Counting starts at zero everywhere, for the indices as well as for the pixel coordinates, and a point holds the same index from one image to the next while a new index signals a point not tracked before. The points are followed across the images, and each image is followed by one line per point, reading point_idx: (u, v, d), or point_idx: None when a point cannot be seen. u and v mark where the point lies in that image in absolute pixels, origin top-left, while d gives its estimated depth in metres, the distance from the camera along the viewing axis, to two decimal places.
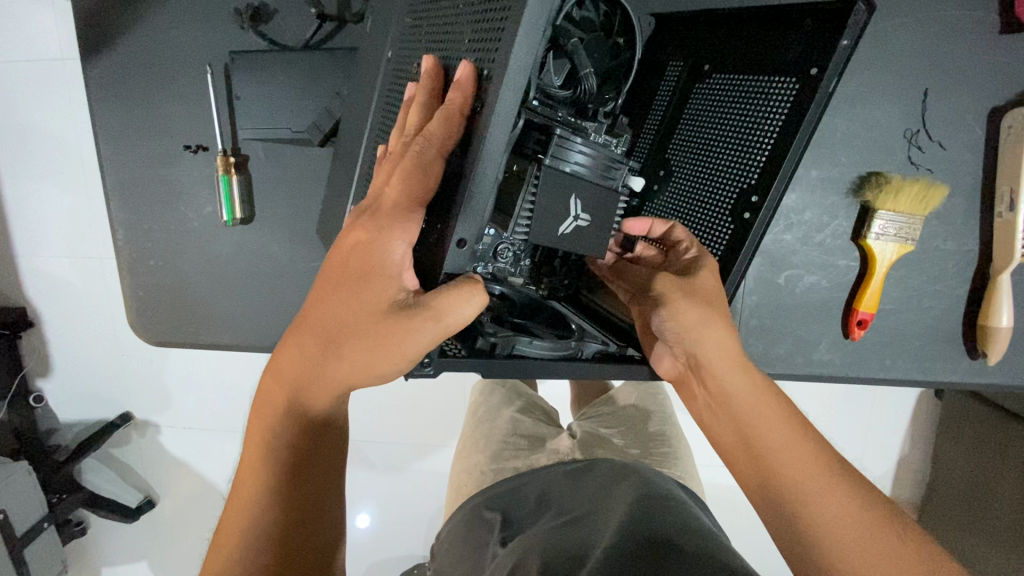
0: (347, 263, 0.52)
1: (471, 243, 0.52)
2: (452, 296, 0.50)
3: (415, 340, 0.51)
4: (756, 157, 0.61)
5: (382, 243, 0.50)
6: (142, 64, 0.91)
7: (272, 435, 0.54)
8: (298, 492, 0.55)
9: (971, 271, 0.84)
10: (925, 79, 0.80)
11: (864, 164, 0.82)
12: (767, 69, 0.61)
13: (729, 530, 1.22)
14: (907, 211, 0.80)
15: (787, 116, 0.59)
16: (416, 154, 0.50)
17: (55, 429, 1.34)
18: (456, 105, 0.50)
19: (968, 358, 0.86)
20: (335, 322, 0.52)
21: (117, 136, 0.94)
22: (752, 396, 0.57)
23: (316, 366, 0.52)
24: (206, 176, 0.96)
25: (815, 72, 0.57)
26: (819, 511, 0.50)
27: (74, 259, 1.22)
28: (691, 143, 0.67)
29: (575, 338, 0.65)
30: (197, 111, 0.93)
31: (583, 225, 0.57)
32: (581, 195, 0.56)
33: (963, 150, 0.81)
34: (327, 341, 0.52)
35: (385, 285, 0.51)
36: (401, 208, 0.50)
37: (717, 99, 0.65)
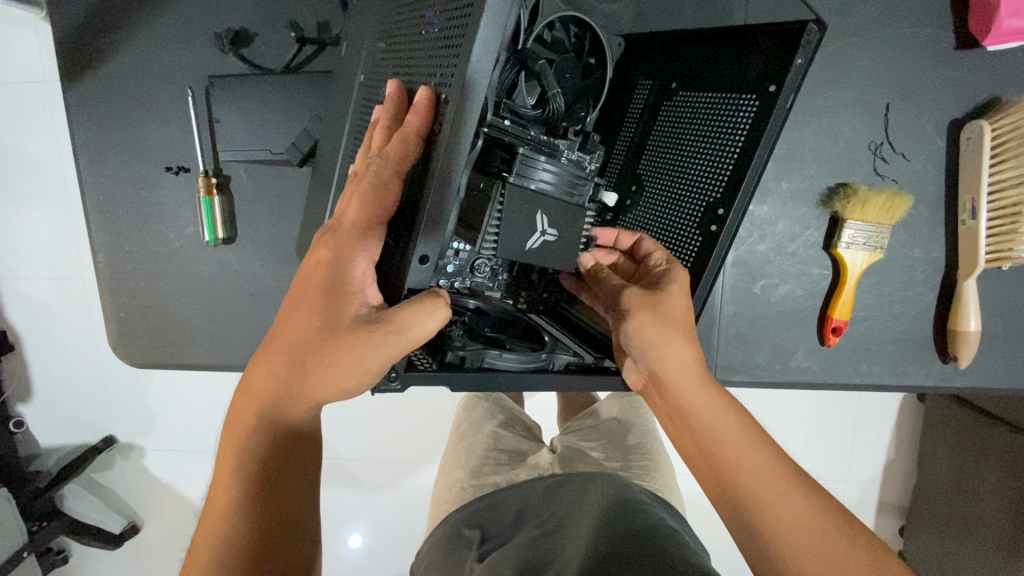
0: (313, 280, 0.52)
1: (433, 260, 0.52)
2: (413, 311, 0.50)
3: (378, 355, 0.51)
4: (722, 171, 0.62)
5: (346, 259, 0.51)
6: (123, 88, 0.92)
7: (242, 450, 0.54)
8: (271, 506, 0.54)
9: (939, 277, 0.86)
10: (885, 93, 0.83)
11: (831, 175, 0.85)
12: (730, 86, 0.63)
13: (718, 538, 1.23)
14: (875, 220, 0.82)
15: (748, 131, 0.60)
16: (375, 176, 0.51)
17: (34, 454, 1.32)
18: (413, 127, 0.51)
19: (940, 362, 0.88)
20: (299, 339, 0.52)
21: (98, 160, 0.95)
22: (698, 399, 0.58)
23: (283, 381, 0.52)
24: (188, 198, 0.96)
25: (773, 88, 0.58)
26: (774, 517, 0.51)
27: (56, 282, 1.21)
28: (661, 158, 0.69)
29: (547, 350, 0.66)
30: (179, 134, 0.93)
31: (550, 240, 0.58)
32: (547, 211, 0.57)
33: (926, 160, 0.84)
34: (292, 357, 0.52)
35: (350, 300, 0.52)
36: (361, 226, 0.51)
37: (684, 116, 0.67)
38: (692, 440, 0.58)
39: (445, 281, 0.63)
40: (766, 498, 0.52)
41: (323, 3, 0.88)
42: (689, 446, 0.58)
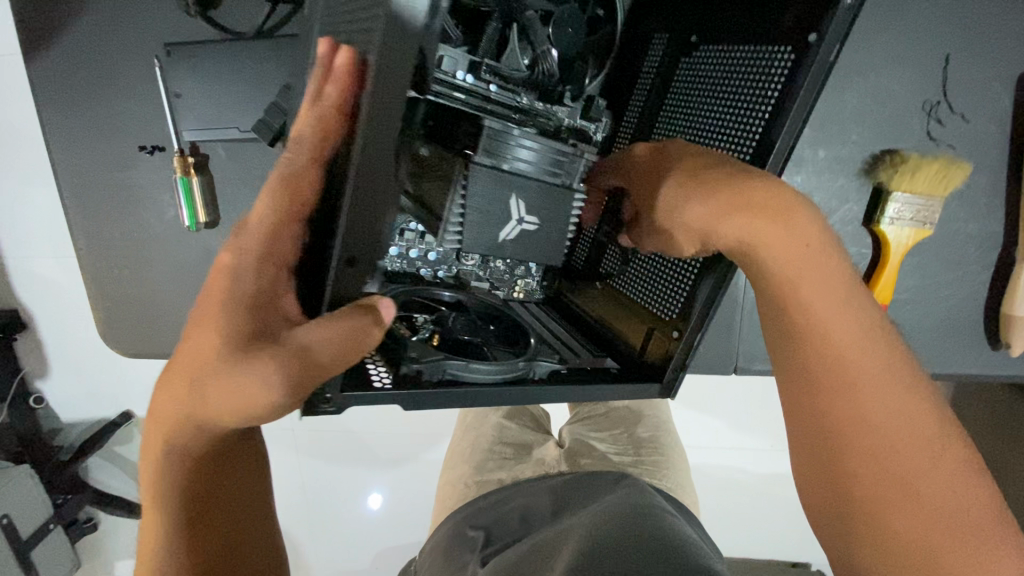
0: (218, 288, 0.40)
1: (363, 265, 0.39)
2: (327, 332, 0.38)
3: (297, 373, 0.38)
4: (745, 143, 0.51)
5: (254, 270, 0.40)
6: (88, 58, 0.84)
7: (155, 488, 0.44)
8: (215, 526, 0.47)
9: (995, 254, 0.77)
10: (945, 43, 0.71)
11: (875, 141, 0.74)
12: (757, 37, 0.50)
13: (735, 515, 1.20)
14: (926, 192, 0.72)
15: (779, 94, 0.47)
16: (289, 162, 0.41)
17: (58, 429, 1.30)
18: (332, 98, 0.38)
19: (991, 347, 0.80)
20: (200, 358, 0.40)
21: (67, 139, 0.88)
22: (877, 386, 0.44)
23: (187, 410, 0.41)
24: (165, 179, 0.89)
25: (812, 37, 0.45)
26: (867, 395, 0.44)
27: (60, 261, 1.14)
28: (676, 125, 0.58)
29: (525, 357, 0.55)
30: (150, 109, 0.86)
31: (530, 229, 0.52)
32: (525, 197, 0.50)
33: (988, 121, 0.73)
34: (193, 380, 0.40)
35: (257, 317, 0.40)
36: (271, 228, 0.41)
37: (704, 76, 0.56)
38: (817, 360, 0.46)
39: (428, 269, 0.61)
40: (868, 400, 0.44)
41: None
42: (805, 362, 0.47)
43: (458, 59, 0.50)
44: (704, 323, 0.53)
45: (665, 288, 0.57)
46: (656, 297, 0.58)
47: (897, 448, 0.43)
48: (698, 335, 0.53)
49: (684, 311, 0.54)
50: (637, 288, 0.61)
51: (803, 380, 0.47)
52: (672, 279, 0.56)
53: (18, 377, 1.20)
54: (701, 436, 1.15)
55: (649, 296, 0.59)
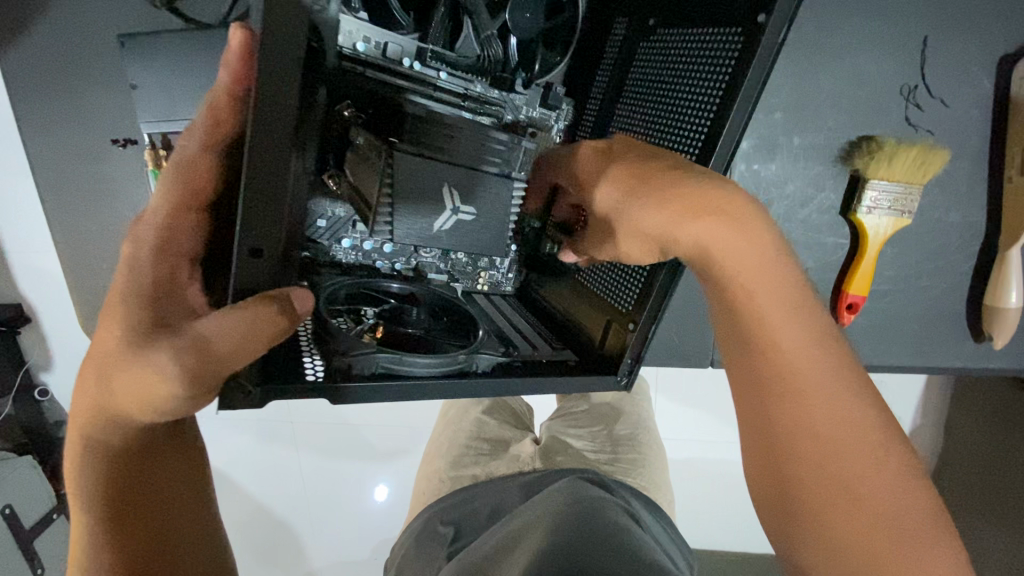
0: (119, 281, 0.41)
1: (272, 252, 0.40)
2: (223, 323, 0.37)
3: (198, 368, 0.37)
4: (696, 129, 0.48)
5: (157, 257, 0.42)
6: (59, 52, 0.84)
7: (77, 485, 0.43)
8: (143, 539, 0.44)
9: (978, 244, 0.75)
10: (923, 24, 0.68)
11: (852, 127, 0.72)
12: (711, 17, 0.47)
13: (723, 508, 1.19)
14: (905, 179, 0.70)
15: (729, 77, 0.45)
16: (183, 152, 0.43)
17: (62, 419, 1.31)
18: (223, 83, 0.41)
19: (973, 341, 0.78)
20: (103, 349, 0.40)
21: (42, 134, 0.88)
22: (829, 398, 0.41)
23: (97, 400, 0.41)
24: (139, 172, 0.89)
25: (762, 16, 0.42)
26: (815, 405, 0.41)
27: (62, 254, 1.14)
28: (633, 112, 0.56)
29: (467, 349, 0.53)
30: (121, 102, 0.85)
31: (466, 219, 0.51)
32: (456, 184, 0.49)
33: (968, 106, 0.70)
34: (99, 371, 0.40)
35: (159, 305, 0.40)
36: (168, 216, 0.43)
37: (660, 60, 0.53)
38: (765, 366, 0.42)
39: (384, 262, 0.59)
40: (819, 409, 0.41)
41: None
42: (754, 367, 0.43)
43: (405, 45, 0.50)
44: (660, 313, 0.52)
45: (621, 278, 0.56)
46: (613, 289, 0.57)
47: (846, 464, 0.40)
48: (649, 325, 0.53)
49: (640, 301, 0.53)
50: (597, 279, 0.59)
51: (750, 376, 0.43)
52: (628, 270, 0.55)
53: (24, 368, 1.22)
54: (686, 429, 1.13)
55: (608, 287, 0.58)
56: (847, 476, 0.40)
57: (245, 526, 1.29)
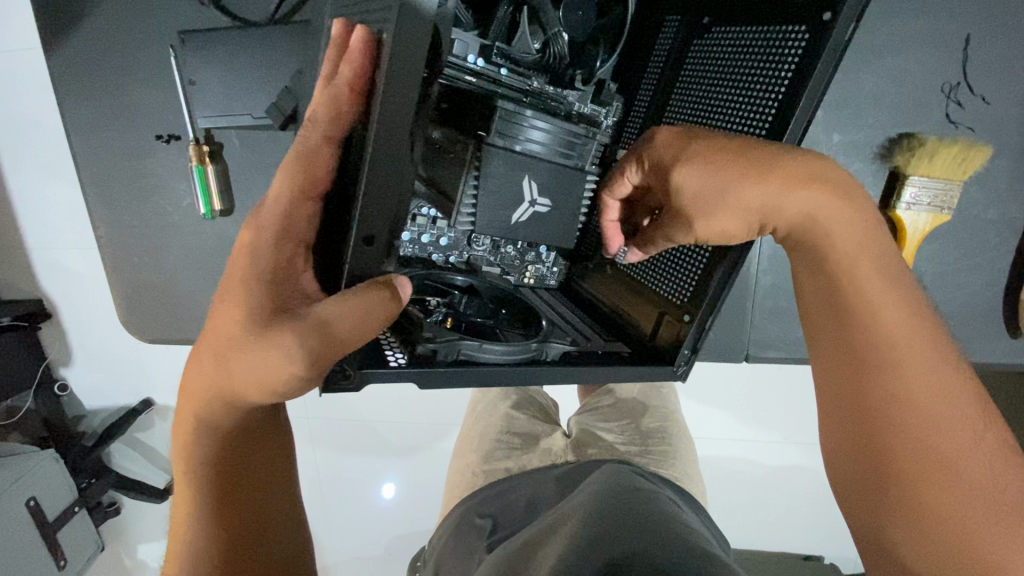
0: (236, 269, 0.43)
1: (382, 241, 0.42)
2: (349, 307, 0.40)
3: (315, 355, 0.40)
4: (758, 126, 0.49)
5: (274, 245, 0.43)
6: (109, 49, 0.86)
7: (184, 457, 0.47)
8: (240, 506, 0.49)
9: (1016, 240, 0.75)
10: (966, 23, 0.69)
11: (892, 125, 0.72)
12: (771, 16, 0.48)
13: (747, 504, 1.20)
14: (943, 176, 0.71)
15: (793, 73, 0.46)
16: (302, 141, 0.43)
17: (81, 416, 1.34)
18: (347, 80, 0.41)
19: (1010, 337, 0.78)
20: (221, 335, 0.42)
21: (88, 130, 0.90)
22: (925, 366, 0.42)
23: (211, 383, 0.43)
24: (181, 167, 0.91)
25: (829, 16, 0.43)
26: (911, 372, 0.42)
27: (83, 249, 1.16)
28: (685, 108, 0.56)
29: (537, 339, 0.56)
30: (166, 99, 0.87)
31: (542, 211, 0.54)
32: (537, 177, 0.53)
33: (1010, 104, 0.71)
34: (217, 355, 0.42)
35: (277, 290, 0.42)
36: (285, 206, 0.43)
37: (715, 57, 0.54)
38: (858, 335, 0.44)
39: (440, 256, 0.60)
40: (914, 377, 0.42)
41: None
42: (847, 337, 0.45)
43: (469, 42, 0.49)
44: (716, 305, 0.53)
45: (674, 272, 0.57)
46: (665, 283, 0.58)
47: (942, 432, 0.41)
48: (706, 316, 0.54)
49: (695, 297, 0.54)
50: (651, 270, 0.60)
51: (845, 352, 0.45)
52: (683, 263, 0.56)
53: (42, 364, 1.24)
54: (712, 424, 1.14)
55: (660, 280, 0.59)
56: (945, 442, 0.40)
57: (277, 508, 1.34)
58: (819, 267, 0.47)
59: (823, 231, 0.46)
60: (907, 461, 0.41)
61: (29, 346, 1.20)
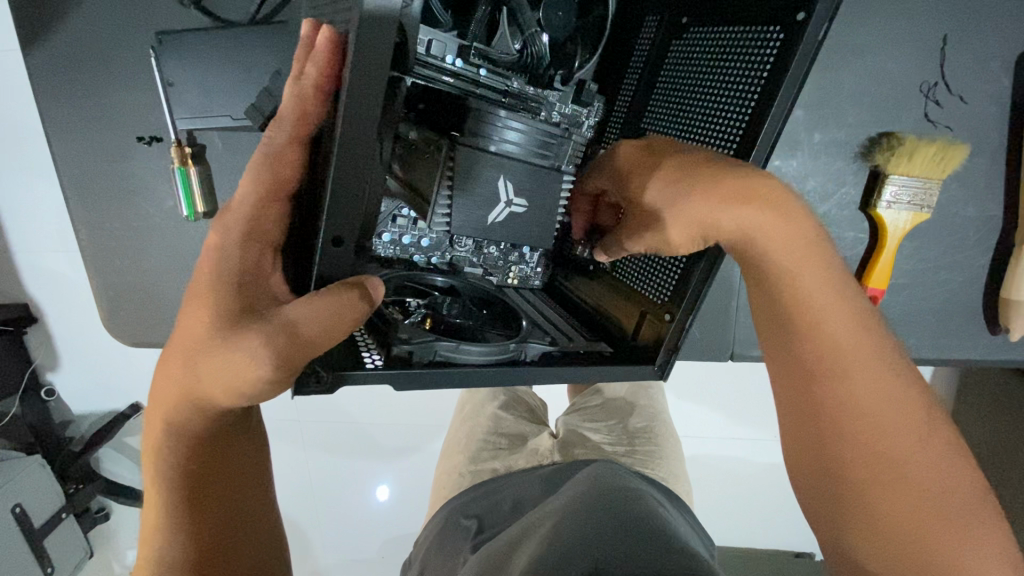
0: (204, 271, 0.43)
1: (350, 243, 0.41)
2: (315, 308, 0.40)
3: (281, 357, 0.40)
4: (734, 127, 0.48)
5: (244, 247, 0.43)
6: (89, 50, 0.85)
7: (154, 463, 0.46)
8: (213, 510, 0.49)
9: (995, 238, 0.76)
10: (944, 22, 0.70)
11: (872, 124, 0.73)
12: (746, 16, 0.47)
13: (734, 502, 1.20)
14: (926, 174, 0.71)
15: (767, 73, 0.45)
16: (269, 143, 0.44)
17: (68, 421, 1.32)
18: (310, 79, 0.41)
19: (990, 333, 0.79)
20: (190, 338, 0.42)
21: (68, 132, 0.89)
22: (868, 378, 0.43)
23: (180, 387, 0.43)
24: (163, 169, 0.90)
25: (801, 15, 0.42)
26: (855, 385, 0.43)
27: (69, 253, 1.15)
28: (664, 108, 0.56)
29: (517, 339, 0.55)
30: (147, 100, 0.86)
31: (518, 211, 0.53)
32: (512, 177, 0.52)
33: (987, 103, 0.72)
34: (185, 359, 0.42)
35: (244, 294, 0.42)
36: (252, 206, 0.44)
37: (693, 57, 0.53)
38: (804, 351, 0.45)
39: (422, 256, 0.60)
40: (858, 389, 0.43)
41: None
42: (795, 353, 0.46)
43: (447, 42, 0.48)
44: (697, 305, 0.53)
45: (656, 272, 0.57)
46: (645, 282, 0.59)
47: (889, 439, 0.42)
48: (690, 315, 0.53)
49: (676, 295, 0.54)
50: (632, 270, 0.60)
51: (798, 363, 0.46)
52: (667, 262, 0.56)
53: (30, 369, 1.22)
54: (699, 423, 1.15)
55: (642, 278, 0.59)
56: (893, 450, 0.42)
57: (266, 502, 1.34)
58: (762, 283, 0.47)
59: (761, 247, 0.45)
60: (860, 473, 0.42)
61: (15, 351, 1.19)
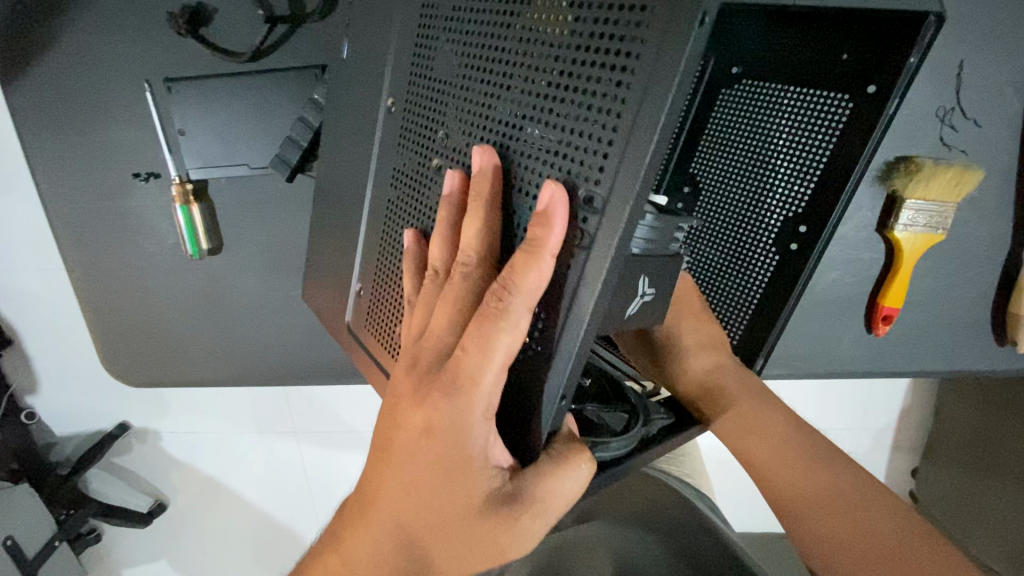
0: (428, 442, 0.42)
1: None
2: (558, 478, 0.43)
3: (523, 525, 0.43)
4: (807, 180, 0.58)
5: (468, 416, 0.41)
6: (75, 83, 0.79)
7: None
8: None
9: (1004, 255, 0.78)
10: (961, 48, 0.70)
11: (890, 149, 0.74)
12: (813, 80, 0.56)
13: (742, 503, 1.24)
14: (940, 199, 0.72)
15: (838, 142, 0.55)
16: (491, 304, 0.40)
17: (52, 443, 1.27)
18: (542, 242, 0.39)
19: (997, 345, 0.82)
20: (431, 512, 0.43)
21: (55, 169, 0.84)
22: (808, 487, 0.59)
23: (406, 554, 0.44)
24: (163, 206, 0.86)
25: (874, 88, 0.52)
26: (800, 495, 0.59)
27: (42, 271, 1.08)
28: (718, 161, 0.63)
29: (643, 417, 0.57)
30: (142, 134, 0.81)
31: (649, 299, 0.48)
32: (648, 271, 0.46)
33: (999, 126, 0.73)
34: (424, 528, 0.43)
35: (475, 466, 0.42)
36: (483, 379, 0.40)
37: (751, 112, 0.61)
38: (764, 478, 0.62)
39: None
40: (803, 499, 0.59)
41: None
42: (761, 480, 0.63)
43: None
44: (767, 344, 0.64)
45: (736, 302, 0.66)
46: (726, 313, 0.68)
47: (841, 533, 0.55)
48: (772, 338, 0.63)
49: (750, 333, 0.66)
50: (707, 298, 0.69)
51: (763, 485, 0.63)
52: (742, 296, 0.65)
53: (7, 392, 1.15)
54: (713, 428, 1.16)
55: (718, 309, 0.68)
56: (847, 542, 0.54)
57: (272, 490, 1.37)
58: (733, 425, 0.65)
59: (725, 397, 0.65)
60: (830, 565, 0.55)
61: None
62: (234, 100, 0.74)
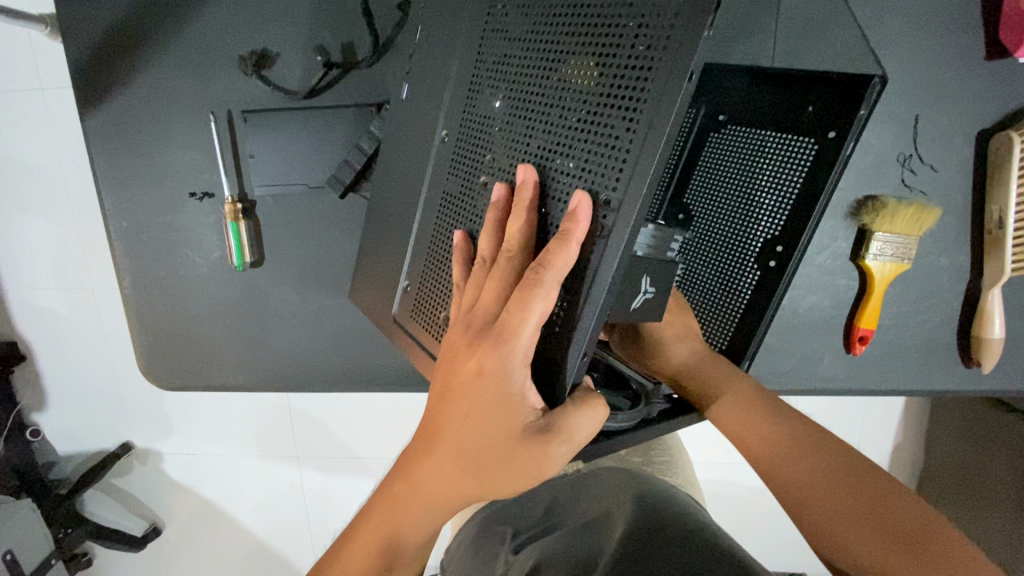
0: (476, 389, 0.50)
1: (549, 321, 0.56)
2: (583, 418, 0.51)
3: (551, 460, 0.51)
4: (782, 209, 0.68)
5: (510, 364, 0.49)
6: (146, 114, 0.90)
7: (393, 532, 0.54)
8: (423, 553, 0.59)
9: (965, 284, 0.88)
10: (914, 104, 0.83)
11: (858, 188, 0.85)
12: (784, 128, 0.67)
13: (739, 528, 1.28)
14: (902, 232, 0.82)
15: (808, 172, 0.65)
16: (530, 277, 0.48)
17: (52, 463, 1.33)
18: (574, 231, 0.48)
19: (964, 366, 0.90)
20: (473, 446, 0.51)
21: (118, 189, 0.94)
22: (785, 444, 0.63)
23: (455, 481, 0.52)
24: (210, 223, 0.95)
25: (833, 134, 0.62)
26: (779, 452, 0.63)
27: (64, 290, 1.16)
28: (709, 192, 0.74)
29: (645, 401, 0.69)
30: (199, 160, 0.92)
31: (650, 297, 0.56)
32: (649, 272, 0.55)
33: (953, 170, 0.84)
34: (468, 461, 0.51)
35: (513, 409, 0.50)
36: (524, 337, 0.49)
37: (737, 149, 0.71)
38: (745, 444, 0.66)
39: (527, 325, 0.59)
40: (779, 454, 0.63)
41: (346, 22, 0.84)
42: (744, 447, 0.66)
43: None
44: (749, 353, 0.72)
45: (724, 313, 0.75)
46: (713, 324, 0.76)
47: (815, 476, 0.59)
48: (753, 346, 0.71)
49: (737, 341, 0.74)
50: (696, 311, 0.77)
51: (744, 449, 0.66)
52: (730, 309, 0.74)
53: (15, 410, 1.24)
54: (709, 449, 1.22)
55: (710, 322, 0.76)
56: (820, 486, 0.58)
57: (274, 511, 1.39)
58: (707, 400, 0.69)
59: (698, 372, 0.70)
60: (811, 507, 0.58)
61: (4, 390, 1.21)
62: (293, 131, 0.86)
